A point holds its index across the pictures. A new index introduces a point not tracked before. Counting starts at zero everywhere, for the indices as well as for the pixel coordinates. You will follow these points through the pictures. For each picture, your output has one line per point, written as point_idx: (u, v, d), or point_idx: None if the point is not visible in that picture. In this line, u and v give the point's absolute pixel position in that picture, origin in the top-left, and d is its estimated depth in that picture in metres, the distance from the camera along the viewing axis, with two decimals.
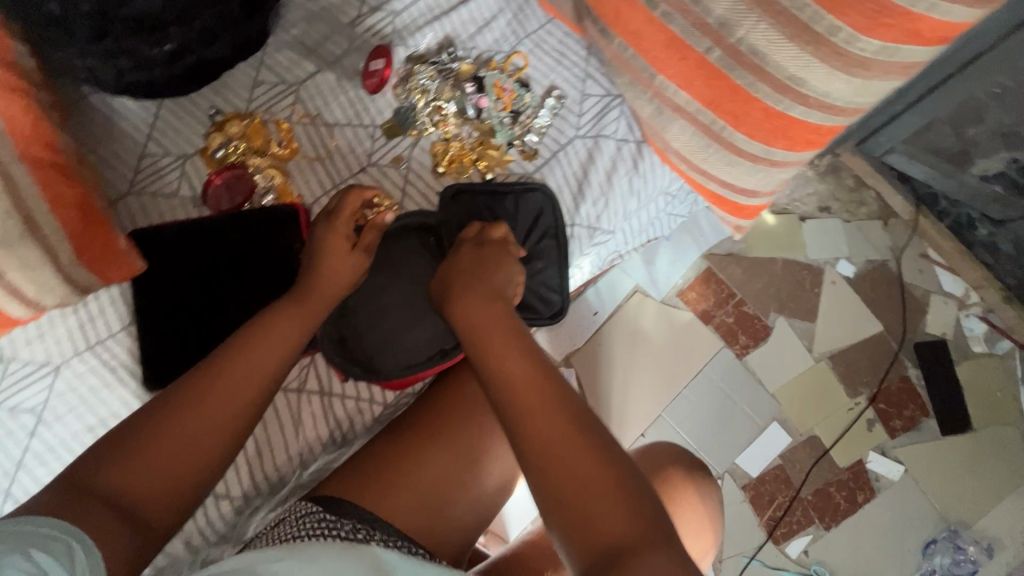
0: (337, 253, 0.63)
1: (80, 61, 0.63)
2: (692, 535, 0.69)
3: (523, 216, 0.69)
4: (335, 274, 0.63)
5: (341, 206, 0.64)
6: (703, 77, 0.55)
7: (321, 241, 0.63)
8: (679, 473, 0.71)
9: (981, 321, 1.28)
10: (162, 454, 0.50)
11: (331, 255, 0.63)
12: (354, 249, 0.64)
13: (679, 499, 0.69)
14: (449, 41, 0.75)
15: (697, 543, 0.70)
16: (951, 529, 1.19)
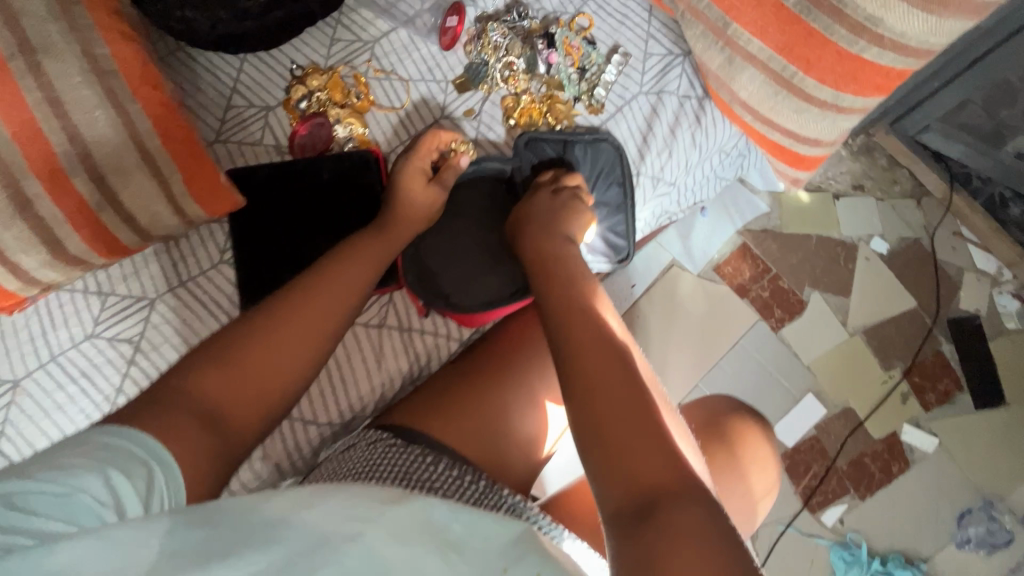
0: (417, 193, 0.67)
1: (179, 14, 0.68)
2: (756, 469, 0.72)
3: (591, 164, 0.73)
4: (417, 214, 0.67)
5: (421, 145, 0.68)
6: (779, 23, 0.59)
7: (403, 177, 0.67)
8: (733, 411, 0.75)
9: (1015, 298, 1.29)
10: (242, 374, 0.53)
11: (411, 192, 0.67)
12: (432, 186, 0.69)
13: (740, 434, 0.72)
14: (517, 1, 0.78)
15: (762, 479, 0.72)
16: (986, 500, 1.21)
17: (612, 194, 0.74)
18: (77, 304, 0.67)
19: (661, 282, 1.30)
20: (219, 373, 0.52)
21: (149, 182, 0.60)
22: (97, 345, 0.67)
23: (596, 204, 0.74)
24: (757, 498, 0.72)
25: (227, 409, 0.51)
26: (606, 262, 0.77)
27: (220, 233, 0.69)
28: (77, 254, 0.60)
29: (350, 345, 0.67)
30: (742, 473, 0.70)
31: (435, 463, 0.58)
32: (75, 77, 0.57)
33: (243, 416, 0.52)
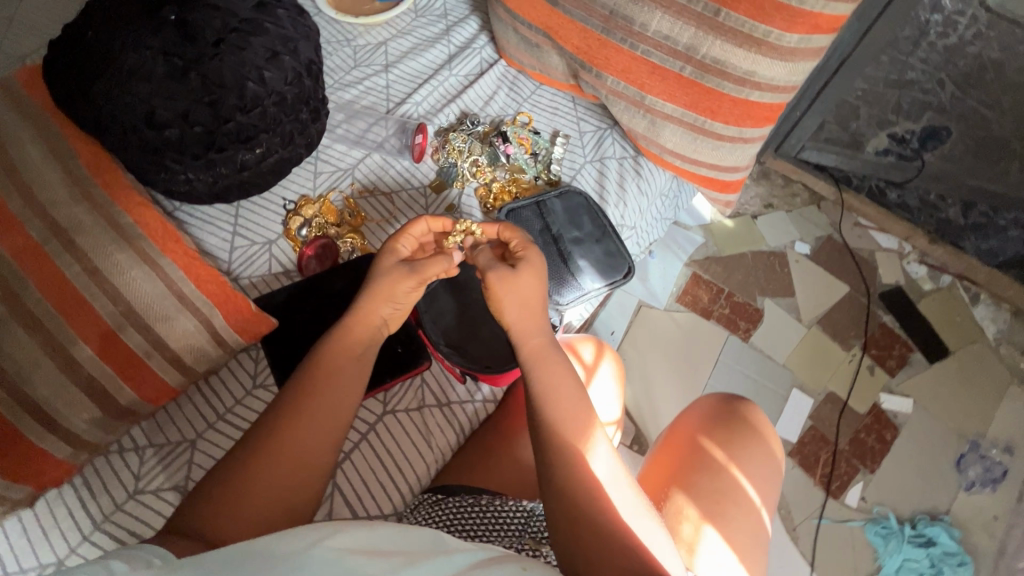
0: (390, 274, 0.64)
1: (183, 176, 0.75)
2: (768, 430, 0.80)
3: (568, 215, 0.86)
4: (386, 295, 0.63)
5: (408, 232, 0.66)
6: (682, 88, 0.76)
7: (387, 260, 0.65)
8: (733, 394, 0.84)
9: (921, 264, 1.52)
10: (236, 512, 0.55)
11: (387, 279, 0.64)
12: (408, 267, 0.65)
13: (745, 406, 0.81)
14: (466, 114, 0.95)
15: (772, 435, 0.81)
16: (971, 442, 1.33)
17: (593, 228, 0.86)
18: (116, 464, 0.66)
19: (635, 325, 1.43)
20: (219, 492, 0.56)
21: (191, 323, 0.65)
22: (143, 501, 0.65)
23: (580, 240, 0.85)
24: (777, 453, 0.79)
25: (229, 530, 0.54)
26: (608, 286, 0.85)
27: (252, 359, 0.73)
28: (128, 406, 0.63)
29: (398, 431, 0.71)
30: (758, 435, 0.78)
31: (475, 500, 0.65)
32: (106, 246, 0.63)
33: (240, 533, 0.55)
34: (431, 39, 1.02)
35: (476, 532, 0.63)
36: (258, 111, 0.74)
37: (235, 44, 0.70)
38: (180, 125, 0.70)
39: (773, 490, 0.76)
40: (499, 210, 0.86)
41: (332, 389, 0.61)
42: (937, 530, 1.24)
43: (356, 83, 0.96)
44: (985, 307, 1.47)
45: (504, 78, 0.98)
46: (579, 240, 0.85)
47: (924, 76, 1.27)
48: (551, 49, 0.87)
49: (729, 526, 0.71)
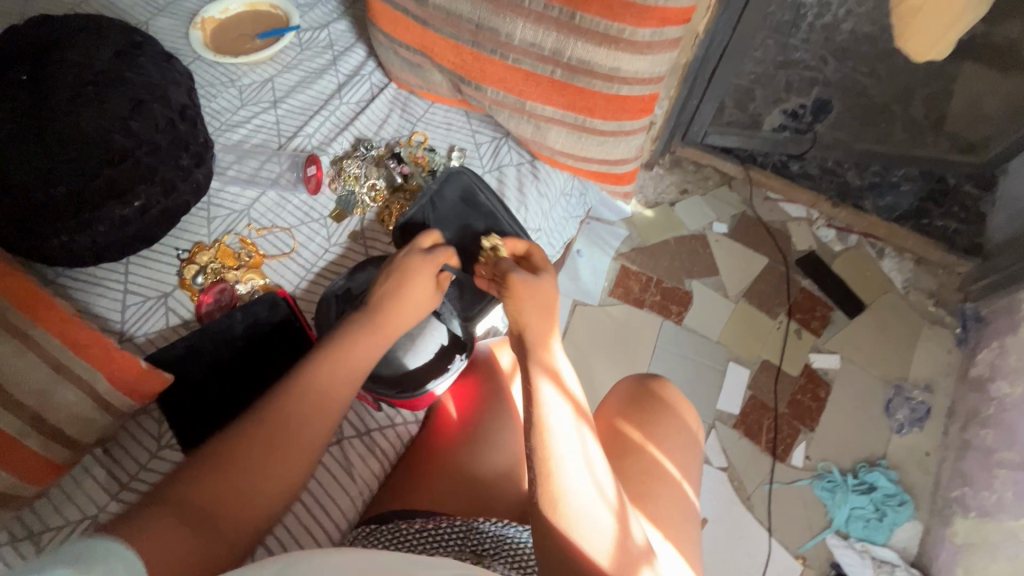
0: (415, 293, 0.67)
1: (55, 240, 0.71)
2: (685, 404, 0.81)
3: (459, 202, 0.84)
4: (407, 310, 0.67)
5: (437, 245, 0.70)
6: (557, 91, 0.78)
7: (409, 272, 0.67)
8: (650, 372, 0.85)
9: (829, 228, 1.62)
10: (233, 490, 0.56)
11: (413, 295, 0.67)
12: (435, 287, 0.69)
13: (658, 384, 0.82)
14: (361, 140, 0.95)
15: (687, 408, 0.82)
16: (896, 386, 1.41)
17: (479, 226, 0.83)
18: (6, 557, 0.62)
19: (573, 324, 1.45)
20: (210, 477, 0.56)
21: (74, 392, 0.61)
22: None
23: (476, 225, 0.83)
24: (696, 429, 0.81)
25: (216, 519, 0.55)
26: None
27: (153, 420, 0.69)
28: (5, 490, 0.57)
29: (317, 470, 0.68)
30: (673, 412, 0.79)
31: (410, 526, 0.62)
32: None
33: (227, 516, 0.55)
34: (318, 71, 1.02)
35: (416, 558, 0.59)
36: (129, 161, 0.72)
37: (90, 97, 0.70)
38: (41, 186, 0.68)
39: (694, 460, 0.78)
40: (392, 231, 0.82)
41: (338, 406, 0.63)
42: (876, 476, 1.29)
43: (243, 123, 0.95)
44: (891, 259, 1.58)
45: (395, 101, 0.99)
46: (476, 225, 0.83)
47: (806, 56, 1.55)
48: (432, 67, 0.88)
49: (653, 507, 0.71)
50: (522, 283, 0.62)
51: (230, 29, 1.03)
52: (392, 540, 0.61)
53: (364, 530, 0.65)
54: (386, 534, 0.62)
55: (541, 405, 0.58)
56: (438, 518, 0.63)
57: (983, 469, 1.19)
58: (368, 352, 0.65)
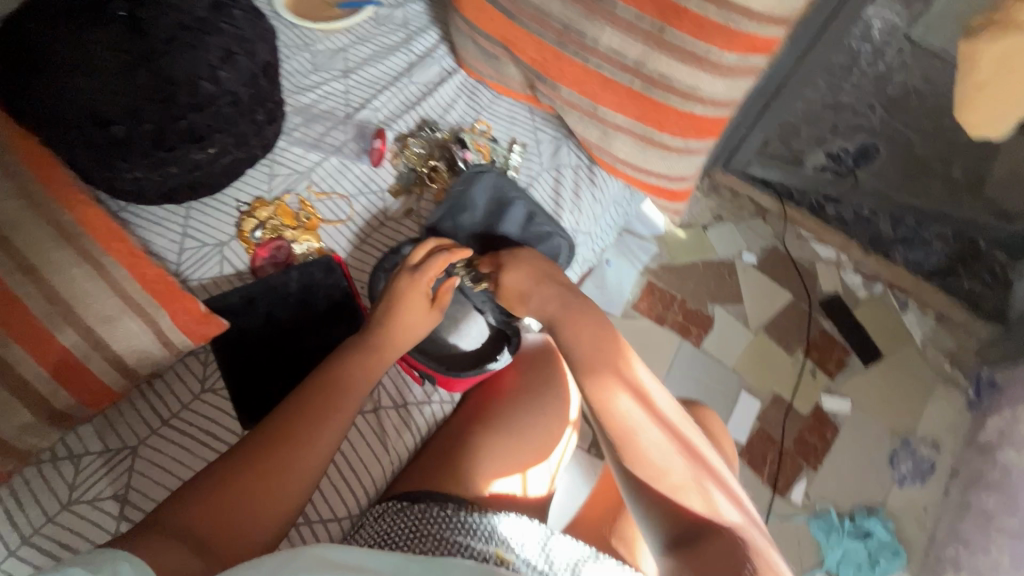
0: (413, 310, 0.71)
1: (127, 173, 0.73)
2: (724, 435, 0.85)
3: (488, 197, 0.88)
4: (405, 324, 0.71)
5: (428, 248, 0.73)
6: (632, 101, 0.80)
7: (404, 283, 0.71)
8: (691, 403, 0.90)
9: (856, 274, 1.63)
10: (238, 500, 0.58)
11: (410, 308, 0.71)
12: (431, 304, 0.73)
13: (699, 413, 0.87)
14: (426, 121, 0.97)
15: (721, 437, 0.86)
16: (903, 439, 1.42)
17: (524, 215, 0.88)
18: (47, 472, 0.63)
19: None
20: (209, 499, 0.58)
21: (135, 324, 0.62)
22: (77, 512, 0.63)
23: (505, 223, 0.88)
24: (732, 461, 0.84)
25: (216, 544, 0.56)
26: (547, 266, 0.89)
27: (200, 360, 0.71)
28: (64, 409, 0.60)
29: (354, 434, 0.70)
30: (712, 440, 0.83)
31: (441, 510, 0.63)
32: (44, 245, 0.61)
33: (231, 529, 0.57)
34: (391, 47, 1.04)
35: (442, 545, 0.60)
36: (211, 111, 0.73)
37: (186, 42, 0.71)
38: (127, 122, 0.69)
39: None
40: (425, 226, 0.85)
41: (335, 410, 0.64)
42: (872, 523, 1.31)
43: (314, 88, 0.97)
44: (913, 313, 1.59)
45: (463, 88, 1.01)
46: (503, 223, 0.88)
47: (855, 98, 1.50)
48: (509, 60, 0.89)
49: None
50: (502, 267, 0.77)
51: None
52: (424, 522, 0.62)
53: (393, 506, 0.65)
54: (418, 517, 0.63)
55: (610, 392, 0.66)
56: (469, 506, 0.64)
57: (981, 533, 1.20)
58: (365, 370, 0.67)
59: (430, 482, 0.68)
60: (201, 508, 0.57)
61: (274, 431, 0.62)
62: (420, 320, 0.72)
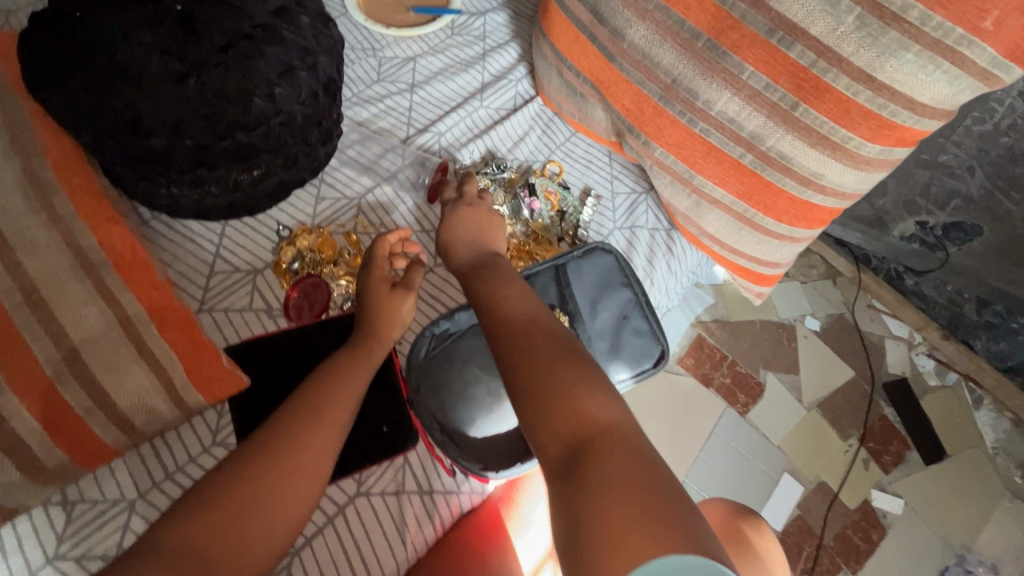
0: (390, 297, 0.69)
1: (164, 188, 0.66)
2: (774, 554, 0.80)
3: (595, 277, 0.77)
4: (388, 314, 0.68)
5: (385, 240, 0.72)
6: (737, 176, 0.68)
7: (375, 278, 0.70)
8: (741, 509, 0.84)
9: (930, 357, 1.48)
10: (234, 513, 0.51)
11: (387, 298, 0.68)
12: (396, 287, 0.70)
13: (750, 523, 0.81)
14: (492, 153, 0.87)
15: (776, 564, 0.79)
16: (958, 555, 1.29)
17: (614, 319, 0.77)
18: (36, 520, 0.57)
19: None
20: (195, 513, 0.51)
21: (148, 378, 0.55)
22: (61, 569, 0.57)
23: (605, 304, 0.77)
24: None
25: (216, 564, 0.49)
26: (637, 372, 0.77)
27: (215, 413, 0.64)
28: (57, 468, 0.53)
29: (368, 518, 0.62)
30: (764, 563, 0.76)
31: None
32: (59, 275, 0.54)
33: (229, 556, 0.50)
34: (464, 63, 0.94)
35: None
36: (261, 130, 0.65)
37: (244, 52, 0.61)
38: (167, 136, 0.61)
39: None
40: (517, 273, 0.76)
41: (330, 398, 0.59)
42: None
43: (375, 100, 0.88)
44: (987, 411, 1.44)
45: (538, 118, 0.90)
46: (603, 304, 0.77)
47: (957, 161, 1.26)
48: (597, 103, 0.78)
49: None
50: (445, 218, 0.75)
51: None
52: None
53: None
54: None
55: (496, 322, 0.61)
56: None
57: None
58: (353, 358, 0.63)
59: None
60: (204, 526, 0.50)
61: (261, 438, 0.56)
62: (404, 304, 0.69)
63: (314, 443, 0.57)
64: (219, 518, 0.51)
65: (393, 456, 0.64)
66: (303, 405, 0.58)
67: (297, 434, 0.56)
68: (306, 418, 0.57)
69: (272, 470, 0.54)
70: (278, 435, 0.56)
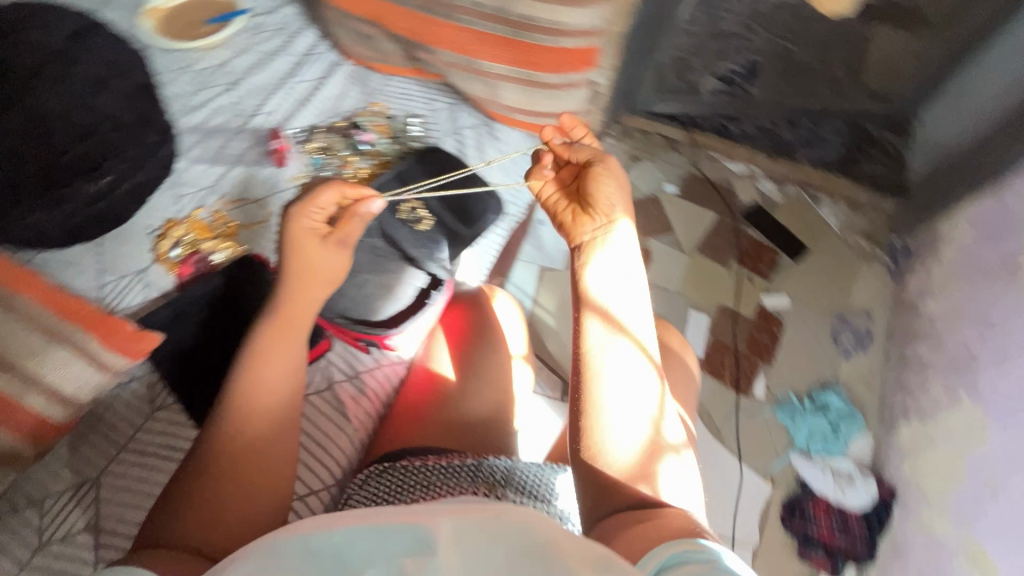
0: (311, 250, 0.71)
1: (36, 219, 0.77)
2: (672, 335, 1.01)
3: (431, 168, 0.93)
4: (314, 271, 0.72)
5: (312, 202, 0.71)
6: (504, 48, 0.84)
7: (294, 231, 0.71)
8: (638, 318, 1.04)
9: (769, 181, 1.74)
10: (216, 500, 0.61)
11: (308, 255, 0.71)
12: (324, 238, 0.72)
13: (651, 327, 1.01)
14: (322, 113, 1.00)
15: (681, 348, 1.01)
16: (839, 316, 1.53)
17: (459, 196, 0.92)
18: (15, 525, 0.65)
19: (544, 286, 1.49)
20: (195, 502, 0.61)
21: (64, 351, 0.65)
22: (51, 552, 0.64)
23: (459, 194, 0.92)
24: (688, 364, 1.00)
25: (215, 531, 0.61)
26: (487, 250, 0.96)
27: (143, 387, 0.72)
28: (11, 448, 0.64)
29: (320, 411, 0.79)
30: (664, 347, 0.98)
31: (421, 462, 0.71)
32: None
33: (216, 530, 0.61)
34: (272, 53, 1.05)
35: (429, 487, 0.68)
36: (96, 138, 0.82)
37: (58, 79, 0.83)
38: (22, 164, 0.78)
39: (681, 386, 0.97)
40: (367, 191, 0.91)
41: (276, 389, 0.67)
42: (827, 396, 1.39)
43: (202, 105, 0.97)
44: (827, 205, 1.70)
45: (352, 77, 1.03)
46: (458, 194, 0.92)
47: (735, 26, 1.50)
48: (383, 36, 0.93)
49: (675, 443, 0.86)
50: (598, 169, 0.77)
51: (179, 16, 1.04)
52: (412, 475, 0.70)
53: (377, 468, 0.73)
54: (405, 470, 0.70)
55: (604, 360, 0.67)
56: (444, 456, 0.72)
57: (920, 380, 1.31)
58: (291, 354, 0.70)
59: (400, 443, 0.76)
60: (192, 515, 0.60)
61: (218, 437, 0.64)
62: (333, 256, 0.73)
63: (268, 426, 0.66)
64: (203, 507, 0.61)
65: (315, 356, 0.82)
66: (248, 393, 0.66)
67: (250, 424, 0.65)
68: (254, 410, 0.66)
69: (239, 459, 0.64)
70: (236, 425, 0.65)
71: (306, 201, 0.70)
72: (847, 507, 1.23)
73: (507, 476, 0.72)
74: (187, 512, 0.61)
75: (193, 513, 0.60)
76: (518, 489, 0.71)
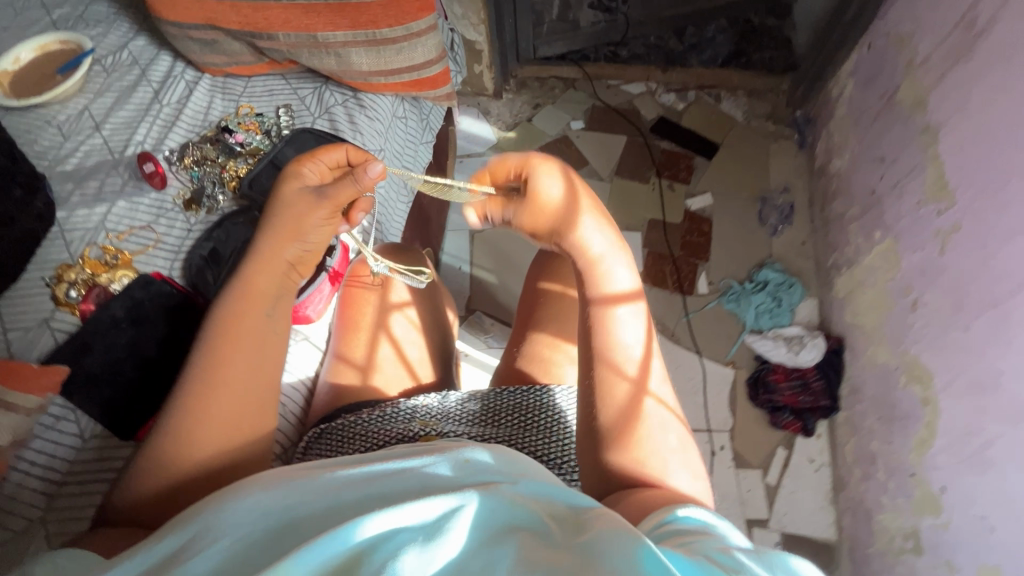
0: (297, 202, 0.64)
1: None
2: None
3: (301, 149, 0.94)
4: (292, 219, 0.64)
5: (320, 157, 0.67)
6: (338, 14, 0.87)
7: (288, 184, 0.65)
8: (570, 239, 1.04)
9: (669, 92, 1.74)
10: (166, 472, 0.55)
11: (289, 202, 0.64)
12: (312, 189, 0.65)
13: None
14: (192, 129, 1.00)
15: None
16: (762, 198, 1.57)
17: None
18: None
19: (476, 247, 1.51)
20: (152, 470, 0.55)
21: None
22: None
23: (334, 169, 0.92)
24: None
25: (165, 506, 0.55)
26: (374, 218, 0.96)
27: (75, 424, 0.73)
28: None
29: None
30: None
31: (365, 414, 0.73)
32: None
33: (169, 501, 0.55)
34: (129, 86, 1.04)
35: (376, 436, 0.70)
36: None
37: None
38: None
39: None
40: (241, 184, 0.93)
41: (244, 355, 0.59)
42: (765, 273, 1.44)
43: (71, 152, 0.97)
44: (728, 99, 1.72)
45: (214, 88, 1.05)
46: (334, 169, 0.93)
47: None
48: (226, 37, 0.94)
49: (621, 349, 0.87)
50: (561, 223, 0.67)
51: (27, 76, 1.03)
52: (351, 427, 0.72)
53: (319, 429, 0.74)
54: (342, 425, 0.72)
55: (611, 309, 0.64)
56: (386, 405, 0.74)
57: (842, 233, 1.36)
58: (258, 325, 0.61)
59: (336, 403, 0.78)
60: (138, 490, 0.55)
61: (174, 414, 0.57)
62: (313, 214, 0.64)
63: (232, 403, 0.57)
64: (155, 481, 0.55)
65: None
66: (212, 366, 0.58)
67: (214, 395, 0.57)
68: (217, 381, 0.57)
69: (197, 432, 0.56)
70: (202, 393, 0.56)
71: (316, 153, 0.67)
72: (802, 365, 1.29)
73: (443, 413, 0.74)
74: (136, 485, 0.55)
75: (143, 483, 0.55)
76: (455, 422, 0.73)
